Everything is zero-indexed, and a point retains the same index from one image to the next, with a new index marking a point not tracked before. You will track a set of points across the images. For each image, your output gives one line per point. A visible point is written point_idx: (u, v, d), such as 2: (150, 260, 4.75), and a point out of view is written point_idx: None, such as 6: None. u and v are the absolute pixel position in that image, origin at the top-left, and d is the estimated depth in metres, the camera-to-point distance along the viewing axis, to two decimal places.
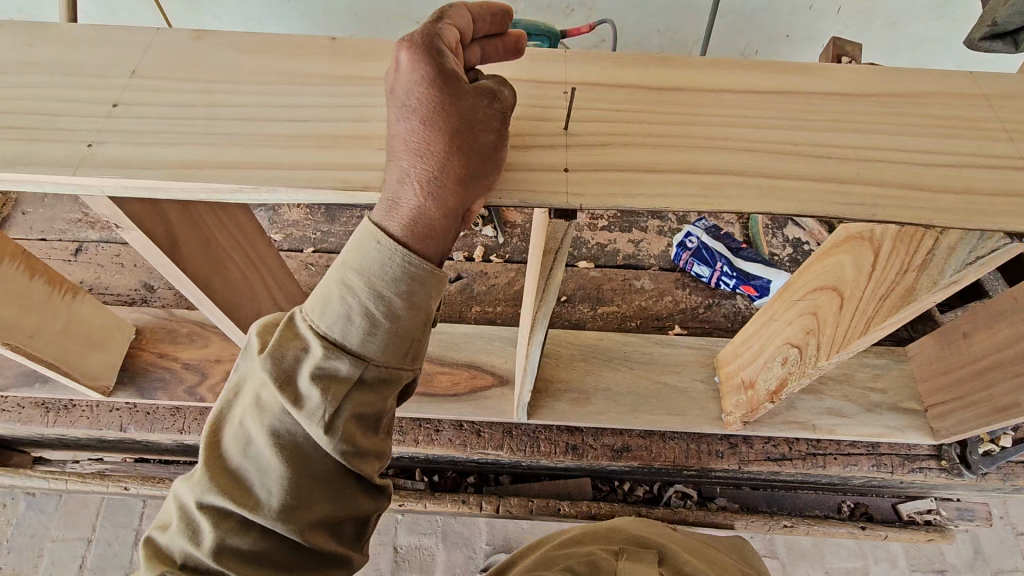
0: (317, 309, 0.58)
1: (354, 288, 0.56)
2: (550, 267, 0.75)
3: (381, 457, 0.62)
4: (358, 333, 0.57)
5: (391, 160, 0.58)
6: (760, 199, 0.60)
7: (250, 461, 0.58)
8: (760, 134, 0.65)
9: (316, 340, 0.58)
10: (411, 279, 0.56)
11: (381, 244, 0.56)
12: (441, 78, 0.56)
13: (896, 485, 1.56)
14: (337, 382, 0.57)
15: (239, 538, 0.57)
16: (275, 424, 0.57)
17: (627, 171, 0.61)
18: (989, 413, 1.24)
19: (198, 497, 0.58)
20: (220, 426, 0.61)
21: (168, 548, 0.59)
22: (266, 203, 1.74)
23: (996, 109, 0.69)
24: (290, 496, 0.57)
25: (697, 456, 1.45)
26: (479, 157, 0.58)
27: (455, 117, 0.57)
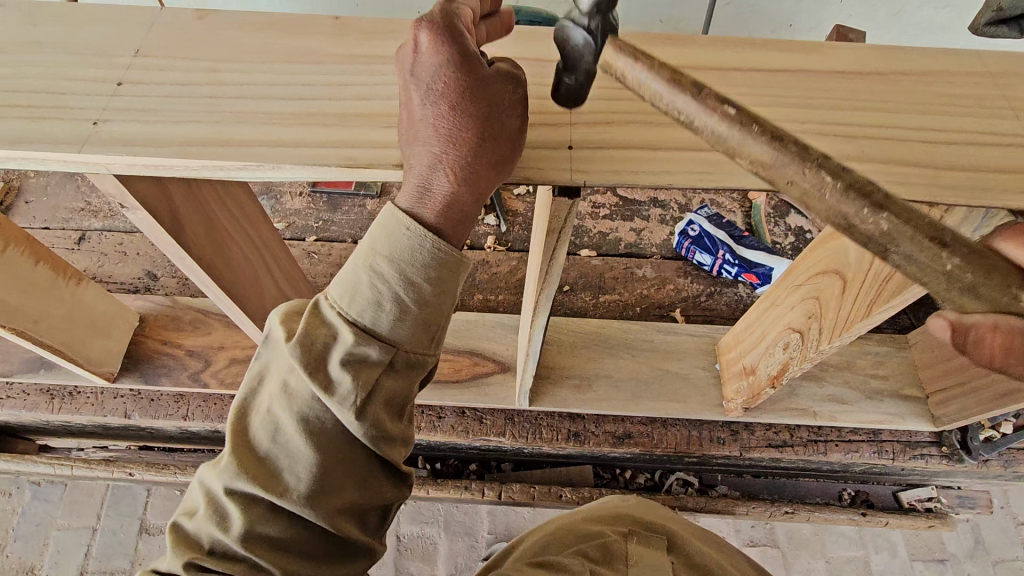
0: (345, 297, 0.58)
1: (384, 276, 0.57)
2: (554, 247, 0.74)
3: (407, 440, 0.64)
4: (388, 320, 0.58)
5: (417, 147, 0.57)
6: (764, 176, 0.60)
7: (278, 448, 0.59)
8: (763, 112, 0.65)
9: (345, 327, 0.58)
10: (439, 265, 0.57)
11: (411, 232, 0.56)
12: (464, 58, 0.54)
13: (897, 473, 1.56)
14: (368, 368, 0.58)
15: (267, 522, 0.58)
16: (304, 410, 0.58)
17: (630, 149, 0.61)
18: (991, 399, 1.25)
19: (227, 482, 0.58)
20: (245, 414, 0.61)
21: (195, 533, 0.59)
22: (268, 192, 1.74)
23: (1000, 88, 0.69)
24: (320, 480, 0.59)
25: (699, 443, 1.45)
26: (506, 140, 0.57)
27: (482, 100, 0.56)
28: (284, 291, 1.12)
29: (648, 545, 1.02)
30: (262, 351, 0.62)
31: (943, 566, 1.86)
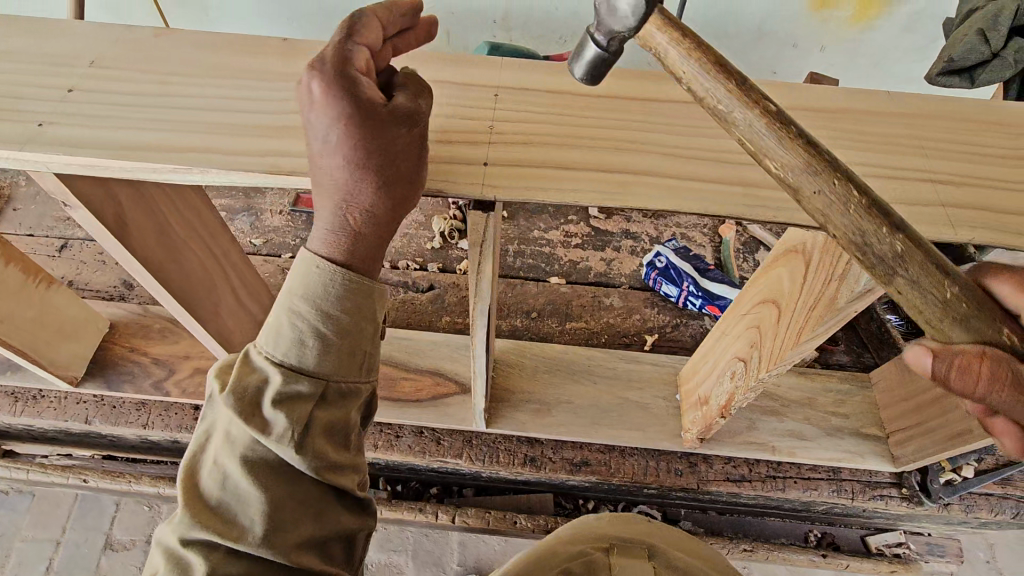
0: (270, 339, 0.60)
1: (301, 313, 0.59)
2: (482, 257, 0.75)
3: (357, 468, 0.63)
4: (314, 352, 0.59)
5: (322, 196, 0.61)
6: (667, 198, 0.63)
7: (228, 495, 0.56)
8: (675, 141, 0.68)
9: (274, 368, 0.59)
10: (353, 293, 0.61)
11: (322, 270, 0.60)
12: (358, 107, 0.58)
13: (862, 515, 1.53)
14: (302, 401, 0.58)
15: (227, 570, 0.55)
16: (251, 452, 0.57)
17: (542, 168, 0.65)
18: (946, 440, 1.25)
19: (185, 534, 0.55)
20: (188, 475, 0.58)
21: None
22: (250, 210, 1.79)
23: (907, 126, 0.72)
24: (274, 518, 0.56)
25: (656, 474, 1.42)
26: (406, 181, 0.61)
27: (378, 145, 0.59)
28: (243, 300, 1.15)
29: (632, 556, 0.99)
30: (207, 412, 0.60)
31: None
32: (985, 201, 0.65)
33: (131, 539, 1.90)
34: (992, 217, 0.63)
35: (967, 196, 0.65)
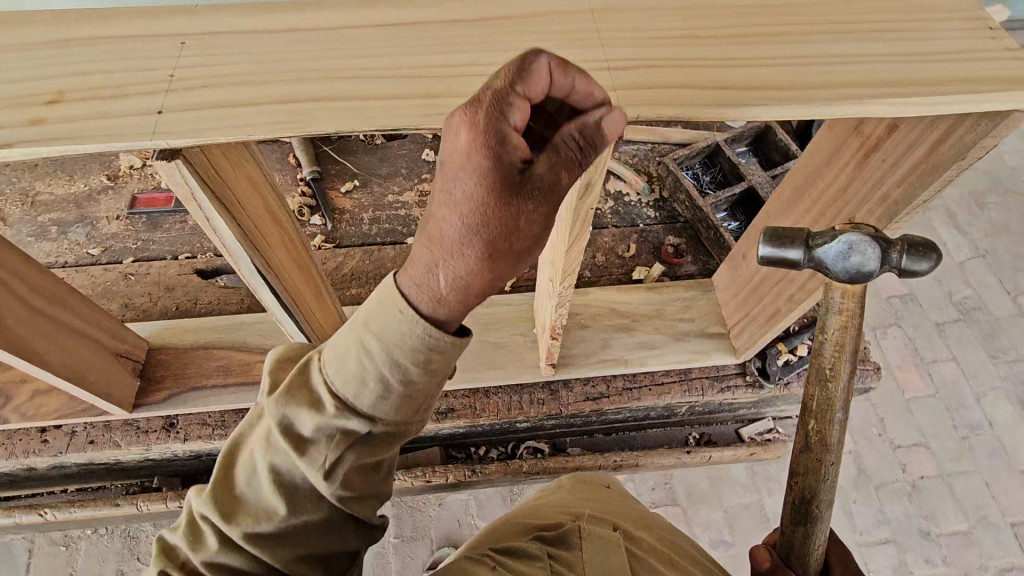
0: (334, 377, 0.62)
1: (369, 357, 0.60)
2: (206, 210, 0.75)
3: (382, 498, 0.70)
4: (370, 397, 0.62)
5: (441, 238, 0.58)
6: (344, 118, 0.63)
7: (251, 487, 0.64)
8: (364, 63, 0.68)
9: (326, 409, 0.62)
10: (424, 350, 0.60)
11: (405, 318, 0.59)
12: (492, 186, 0.56)
13: (722, 408, 1.64)
14: (339, 445, 0.63)
15: (236, 558, 0.63)
16: (280, 460, 0.63)
17: (219, 108, 0.64)
18: (765, 323, 1.35)
19: (200, 512, 0.63)
20: (233, 463, 0.65)
21: (174, 548, 0.64)
22: (82, 219, 1.67)
23: (596, 21, 0.74)
24: (305, 537, 0.65)
25: (521, 407, 1.48)
26: (511, 251, 0.60)
27: (502, 213, 0.57)
28: (38, 307, 1.11)
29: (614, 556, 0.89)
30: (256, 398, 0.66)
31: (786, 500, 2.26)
32: (654, 80, 0.68)
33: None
34: (656, 93, 0.67)
35: (637, 77, 0.68)
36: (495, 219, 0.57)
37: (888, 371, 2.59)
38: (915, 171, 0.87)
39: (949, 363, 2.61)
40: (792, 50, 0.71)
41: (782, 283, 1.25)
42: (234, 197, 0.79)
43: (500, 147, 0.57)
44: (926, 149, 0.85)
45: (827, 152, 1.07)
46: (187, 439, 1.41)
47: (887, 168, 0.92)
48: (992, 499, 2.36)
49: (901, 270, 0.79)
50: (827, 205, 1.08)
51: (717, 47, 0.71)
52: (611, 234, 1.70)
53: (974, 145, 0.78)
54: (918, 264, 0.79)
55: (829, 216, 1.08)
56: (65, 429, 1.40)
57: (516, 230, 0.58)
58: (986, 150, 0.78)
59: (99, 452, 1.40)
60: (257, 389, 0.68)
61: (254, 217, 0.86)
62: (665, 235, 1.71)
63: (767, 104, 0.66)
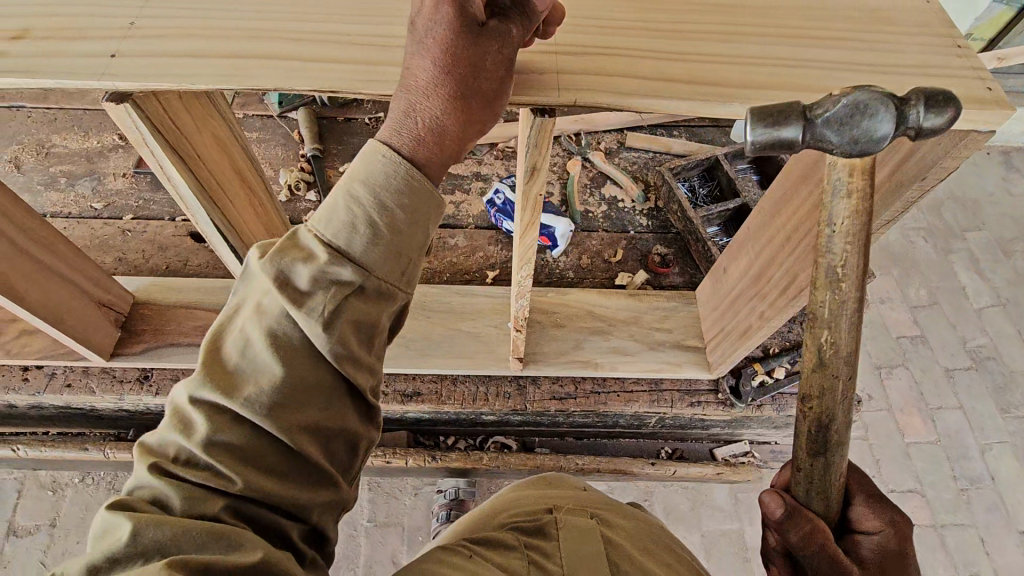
0: (324, 219, 0.61)
1: (359, 199, 0.60)
2: (160, 159, 0.78)
3: (375, 367, 0.66)
4: (362, 242, 0.60)
5: (400, 92, 0.62)
6: (284, 77, 0.65)
7: (246, 362, 0.62)
8: (315, 27, 0.70)
9: (320, 248, 0.60)
10: (411, 194, 0.61)
11: (388, 158, 0.60)
12: (456, 31, 0.61)
13: (695, 423, 1.61)
14: (341, 290, 0.60)
15: (236, 437, 0.61)
16: (274, 325, 0.61)
17: (168, 57, 0.66)
18: (738, 339, 1.32)
19: (194, 393, 0.62)
20: (219, 335, 0.64)
21: (163, 443, 0.63)
22: (91, 174, 1.73)
23: None
24: (286, 393, 0.62)
25: (485, 398, 1.49)
26: (480, 102, 0.63)
27: (467, 61, 0.61)
28: (22, 246, 1.15)
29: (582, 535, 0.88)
30: (239, 282, 0.65)
31: None
32: (599, 67, 0.68)
33: (35, 524, 2.00)
34: (598, 79, 0.67)
35: (582, 63, 0.69)
36: (468, 78, 0.61)
37: (888, 412, 2.49)
38: (881, 189, 0.86)
39: (954, 410, 2.50)
40: (745, 51, 0.71)
41: (756, 299, 1.23)
42: (191, 150, 0.83)
43: (463, 9, 0.61)
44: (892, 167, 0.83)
45: (805, 167, 1.05)
46: (158, 393, 1.45)
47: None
48: (986, 555, 2.24)
49: (920, 132, 0.62)
50: (801, 220, 1.06)
51: (669, 41, 0.71)
52: (599, 238, 1.70)
53: (934, 164, 0.76)
54: (938, 118, 0.61)
55: (802, 233, 1.06)
56: (46, 371, 1.45)
57: (486, 95, 0.63)
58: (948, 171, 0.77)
59: (75, 396, 1.45)
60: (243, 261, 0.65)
61: (214, 173, 0.90)
62: (654, 244, 1.70)
63: (705, 101, 0.66)
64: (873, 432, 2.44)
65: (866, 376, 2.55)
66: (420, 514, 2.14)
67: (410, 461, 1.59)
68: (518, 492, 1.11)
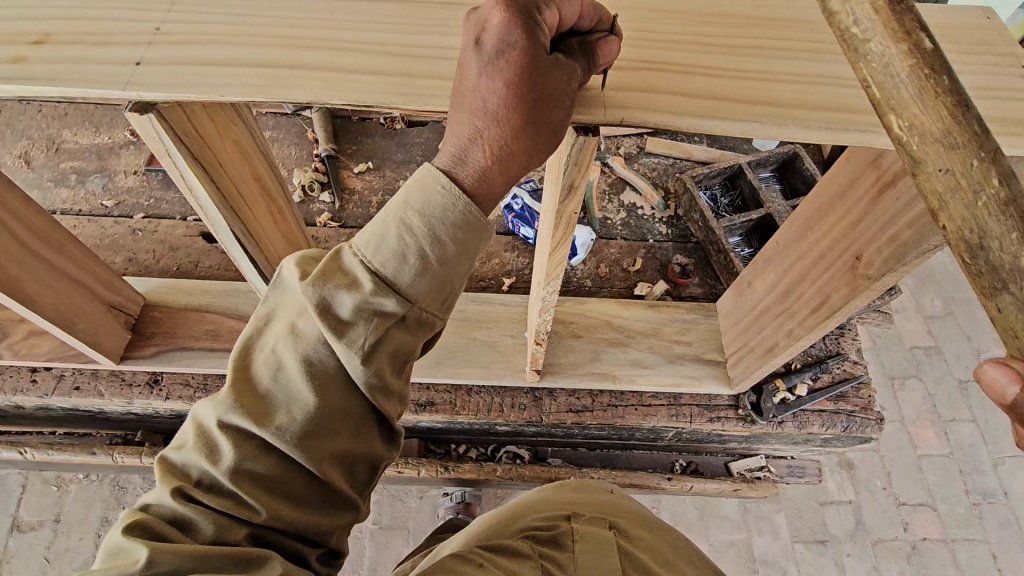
0: (371, 244, 0.57)
1: (412, 229, 0.56)
2: (182, 169, 0.75)
3: (404, 396, 0.64)
4: (410, 273, 0.57)
5: (462, 118, 0.56)
6: (318, 89, 0.62)
7: (277, 386, 0.59)
8: (349, 35, 0.66)
9: (366, 276, 0.57)
10: (466, 227, 0.57)
11: (447, 190, 0.56)
12: (526, 59, 0.54)
13: (712, 437, 1.58)
14: (382, 320, 0.57)
15: (261, 465, 0.59)
16: (310, 353, 0.58)
17: (196, 66, 0.63)
18: (761, 355, 1.29)
19: (220, 416, 0.58)
20: (249, 353, 0.61)
21: (184, 464, 0.60)
22: (101, 171, 1.70)
23: None
24: (316, 422, 0.59)
25: (500, 409, 1.46)
26: (547, 133, 0.57)
27: (537, 91, 0.55)
28: (33, 248, 1.12)
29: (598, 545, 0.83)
30: (270, 294, 0.61)
31: (822, 546, 2.19)
32: (647, 83, 0.65)
33: (39, 520, 1.98)
34: (647, 97, 0.64)
35: (629, 78, 0.65)
36: (540, 105, 0.55)
37: (902, 424, 2.45)
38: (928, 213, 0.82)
39: (968, 423, 2.46)
40: (800, 68, 0.67)
41: (783, 316, 1.19)
42: (214, 160, 0.80)
43: (536, 31, 0.55)
44: None
45: (843, 184, 1.02)
46: (168, 398, 1.43)
47: (900, 207, 0.87)
48: (998, 572, 2.19)
49: None
50: (837, 239, 1.03)
51: (720, 57, 0.67)
52: (618, 246, 1.67)
53: None
54: None
55: (839, 252, 1.02)
56: (54, 372, 1.43)
57: (552, 124, 0.57)
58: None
59: (84, 398, 1.43)
60: (276, 272, 0.62)
61: (236, 182, 0.87)
62: (674, 254, 1.66)
63: (759, 122, 0.62)
64: (886, 445, 2.39)
65: (879, 387, 2.51)
66: (426, 518, 2.12)
67: (421, 470, 1.56)
68: (532, 497, 1.07)
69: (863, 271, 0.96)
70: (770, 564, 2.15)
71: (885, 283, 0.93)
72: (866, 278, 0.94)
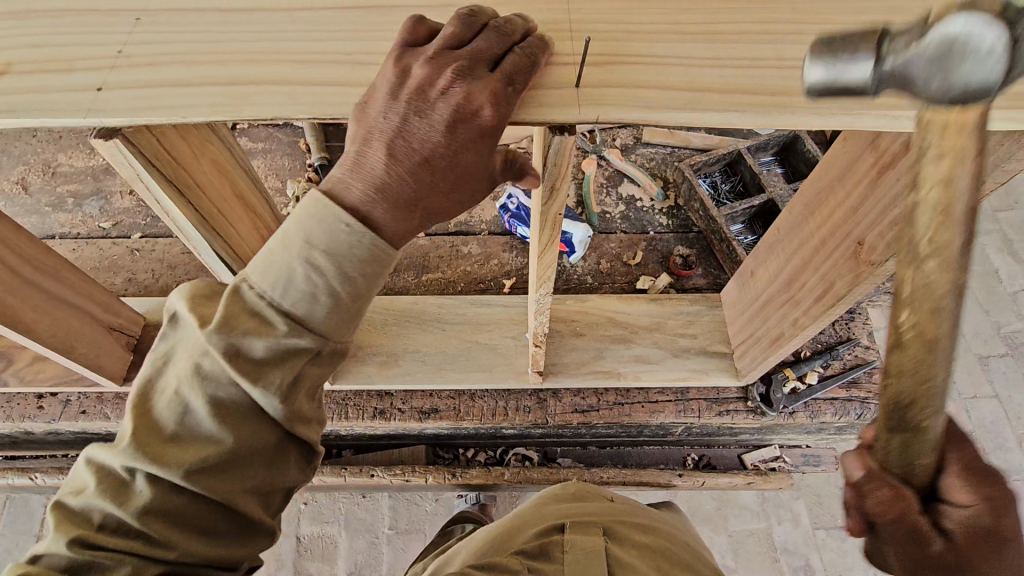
0: (274, 284, 0.58)
1: (319, 267, 0.58)
2: (155, 193, 0.75)
3: (318, 421, 0.66)
4: (320, 309, 0.59)
5: (374, 159, 0.59)
6: (283, 105, 0.60)
7: (184, 427, 0.58)
8: (314, 45, 0.64)
9: (276, 315, 0.58)
10: (372, 262, 0.59)
11: (350, 229, 0.57)
12: (440, 107, 0.58)
13: (723, 430, 1.55)
14: (293, 356, 0.59)
15: (170, 502, 0.57)
16: (216, 393, 0.58)
17: (160, 84, 0.61)
18: (767, 347, 1.26)
19: (125, 461, 0.57)
20: (150, 393, 0.60)
21: (84, 510, 0.58)
22: (98, 194, 1.70)
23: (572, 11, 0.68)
24: (229, 459, 0.59)
25: (505, 413, 1.45)
26: (464, 170, 0.60)
27: (450, 136, 0.58)
28: (24, 274, 1.11)
29: (585, 553, 0.84)
30: (170, 333, 0.61)
31: (845, 532, 2.15)
32: (626, 77, 0.62)
33: None
34: (625, 90, 0.61)
35: (605, 72, 0.63)
36: (457, 154, 0.59)
37: None
38: None
39: (989, 400, 2.38)
40: (784, 51, 0.64)
41: (787, 305, 1.16)
42: (191, 180, 0.80)
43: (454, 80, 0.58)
44: None
45: (840, 169, 0.98)
46: None
47: (901, 189, 0.83)
48: None
49: None
50: (837, 224, 1.00)
51: (702, 44, 0.64)
52: (618, 241, 1.64)
53: None
54: None
55: (838, 237, 0.99)
56: (61, 398, 1.44)
57: (464, 176, 0.61)
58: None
59: (91, 422, 1.43)
60: (168, 310, 0.62)
61: (214, 201, 0.86)
62: (674, 244, 1.64)
63: (742, 110, 0.60)
64: None
65: None
66: (441, 518, 2.12)
67: (431, 476, 1.56)
68: (536, 507, 1.07)
69: (865, 256, 0.92)
70: (791, 552, 2.12)
71: (887, 269, 0.90)
72: (868, 264, 0.91)
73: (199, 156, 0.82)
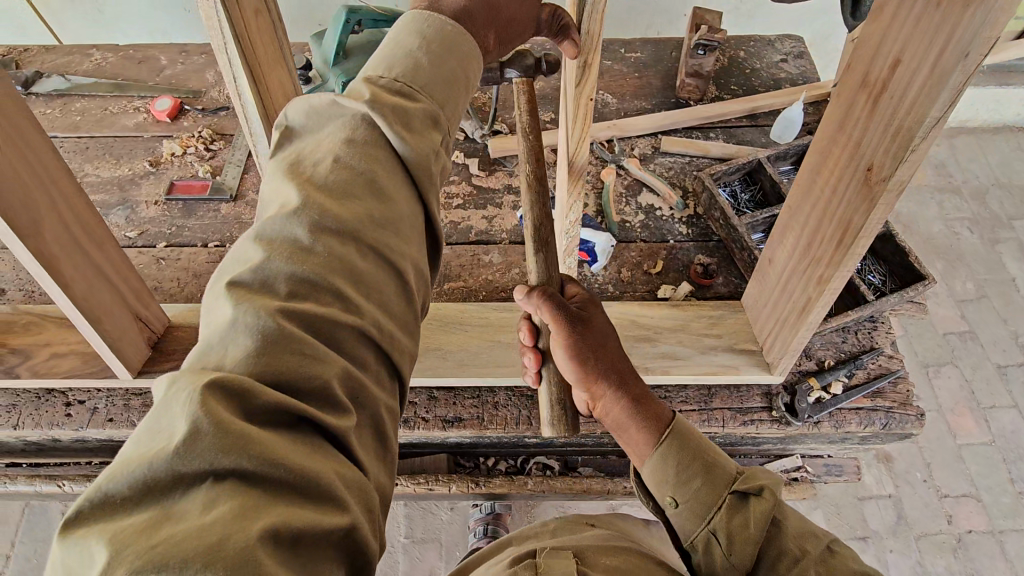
0: (403, 69, 0.69)
1: (437, 57, 0.72)
2: (235, 69, 0.93)
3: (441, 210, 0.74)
4: (441, 93, 0.72)
5: None
6: None
7: (360, 181, 0.61)
8: None
9: (411, 91, 0.68)
10: (472, 56, 0.77)
11: (458, 25, 0.76)
12: None
13: (746, 438, 1.53)
14: (431, 126, 0.69)
15: (354, 260, 0.57)
16: (378, 152, 0.63)
17: None
18: (797, 319, 1.22)
19: (307, 223, 0.56)
20: (302, 169, 0.60)
21: (259, 292, 0.52)
22: (124, 203, 1.73)
23: None
24: (397, 214, 0.63)
25: (528, 422, 1.45)
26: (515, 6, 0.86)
27: None
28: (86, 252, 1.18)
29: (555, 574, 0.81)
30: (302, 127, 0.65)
31: (865, 543, 2.12)
32: None
33: None
34: None
35: None
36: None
37: (939, 413, 2.37)
38: (923, 89, 0.77)
39: (1009, 409, 2.36)
40: None
41: (810, 268, 1.13)
42: (256, 56, 0.94)
43: None
44: (930, 66, 0.75)
45: (831, 118, 0.99)
46: None
47: (897, 104, 0.82)
48: None
49: None
50: (842, 165, 0.98)
51: None
52: (638, 250, 1.64)
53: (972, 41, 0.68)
54: None
55: (848, 174, 0.97)
56: (88, 405, 1.46)
57: (512, 19, 0.87)
58: (992, 39, 0.68)
59: (117, 430, 1.44)
60: (291, 108, 0.65)
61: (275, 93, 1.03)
62: (695, 253, 1.64)
63: None
64: (924, 436, 2.32)
65: (913, 376, 2.45)
66: (456, 530, 2.11)
67: (453, 486, 1.56)
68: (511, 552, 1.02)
69: (875, 177, 0.89)
70: None
71: (898, 185, 0.86)
72: (879, 184, 0.88)
73: (273, 51, 0.99)
